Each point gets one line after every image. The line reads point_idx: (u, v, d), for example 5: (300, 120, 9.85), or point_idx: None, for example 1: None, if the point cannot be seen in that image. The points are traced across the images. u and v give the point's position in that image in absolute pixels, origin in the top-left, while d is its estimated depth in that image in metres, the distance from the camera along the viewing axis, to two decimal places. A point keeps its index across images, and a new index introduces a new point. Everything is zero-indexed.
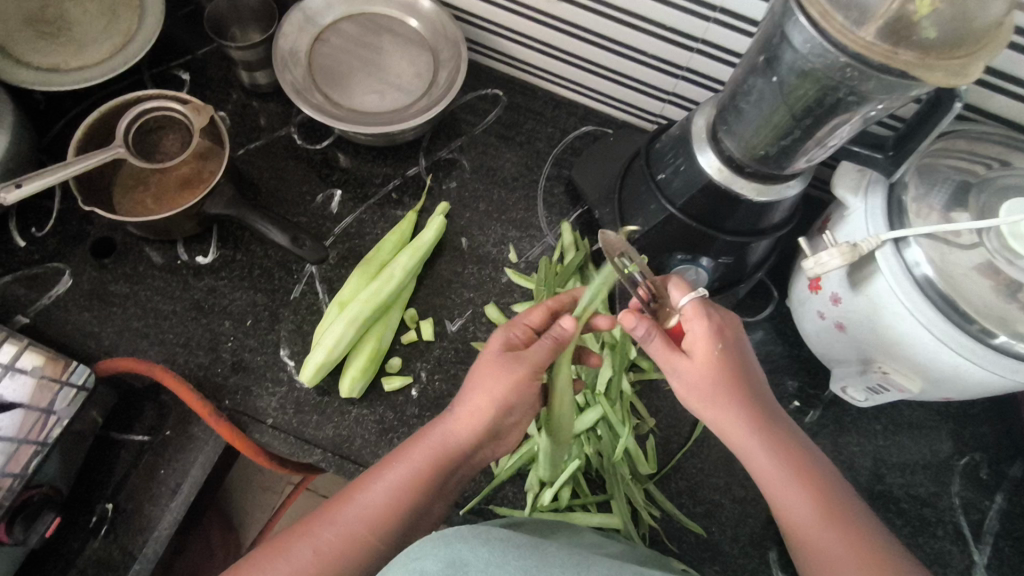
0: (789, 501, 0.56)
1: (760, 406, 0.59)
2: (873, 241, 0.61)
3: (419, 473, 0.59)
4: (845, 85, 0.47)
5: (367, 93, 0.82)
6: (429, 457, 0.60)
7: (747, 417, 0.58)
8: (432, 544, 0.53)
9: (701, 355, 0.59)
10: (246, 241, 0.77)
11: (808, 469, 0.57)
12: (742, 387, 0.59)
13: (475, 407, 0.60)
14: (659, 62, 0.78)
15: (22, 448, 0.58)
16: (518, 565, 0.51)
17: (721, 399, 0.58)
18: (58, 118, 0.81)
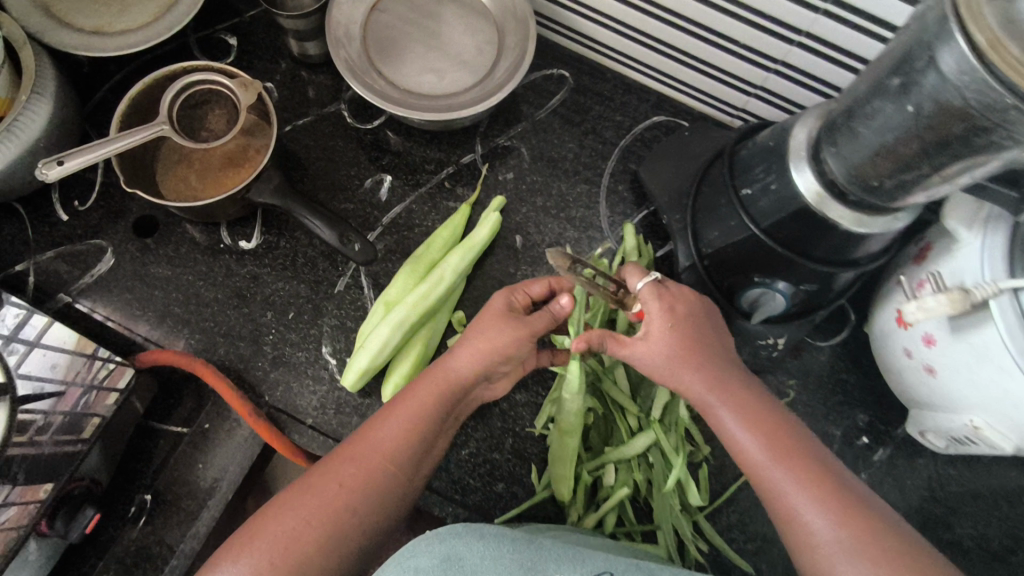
0: (767, 476, 0.50)
1: (725, 377, 0.55)
2: (988, 289, 0.53)
3: (420, 412, 0.57)
4: (1002, 127, 0.39)
5: (424, 72, 0.75)
6: (429, 393, 0.58)
7: (710, 388, 0.54)
8: (422, 542, 0.49)
9: (657, 327, 0.56)
10: (291, 228, 0.73)
11: (781, 432, 0.52)
12: (704, 358, 0.55)
13: (475, 348, 0.58)
14: (751, 53, 0.69)
15: (70, 392, 0.58)
16: (515, 559, 0.48)
17: (681, 371, 0.55)
18: (102, 83, 0.77)
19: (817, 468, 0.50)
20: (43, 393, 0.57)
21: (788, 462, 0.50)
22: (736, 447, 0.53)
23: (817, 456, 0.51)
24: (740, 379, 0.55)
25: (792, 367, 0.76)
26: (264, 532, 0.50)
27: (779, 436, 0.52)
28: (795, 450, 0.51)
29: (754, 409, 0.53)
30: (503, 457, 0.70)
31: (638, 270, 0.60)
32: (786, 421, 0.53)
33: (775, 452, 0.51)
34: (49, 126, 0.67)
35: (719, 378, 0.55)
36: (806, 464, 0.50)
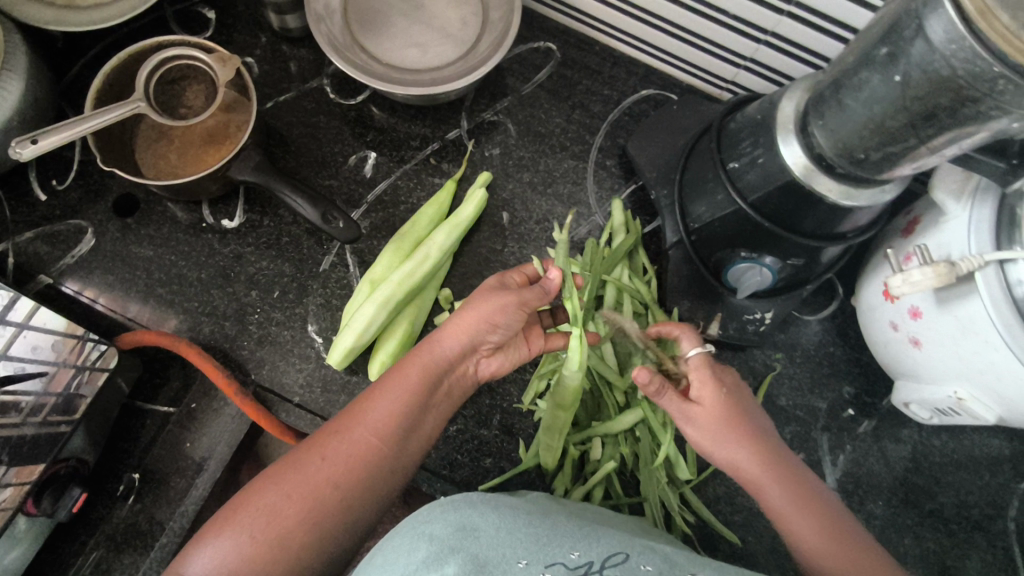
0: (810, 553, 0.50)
1: (772, 457, 0.53)
2: (974, 261, 0.53)
3: (409, 392, 0.55)
4: (991, 97, 0.38)
5: (407, 47, 0.73)
6: (415, 373, 0.56)
7: (761, 465, 0.53)
8: (439, 511, 0.50)
9: (708, 402, 0.55)
10: (274, 206, 0.72)
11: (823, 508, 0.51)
12: (749, 435, 0.54)
13: (459, 328, 0.57)
14: (740, 23, 0.68)
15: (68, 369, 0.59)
16: (527, 534, 0.49)
17: (729, 444, 0.53)
18: (77, 59, 0.75)
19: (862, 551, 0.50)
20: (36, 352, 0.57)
21: (836, 546, 0.50)
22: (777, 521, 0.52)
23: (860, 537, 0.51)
24: (785, 457, 0.54)
25: (780, 340, 0.76)
26: (240, 519, 0.48)
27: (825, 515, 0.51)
28: (841, 532, 0.51)
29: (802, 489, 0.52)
30: (491, 433, 0.70)
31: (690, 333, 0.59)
32: (829, 503, 0.53)
33: (824, 535, 0.50)
34: (23, 103, 0.66)
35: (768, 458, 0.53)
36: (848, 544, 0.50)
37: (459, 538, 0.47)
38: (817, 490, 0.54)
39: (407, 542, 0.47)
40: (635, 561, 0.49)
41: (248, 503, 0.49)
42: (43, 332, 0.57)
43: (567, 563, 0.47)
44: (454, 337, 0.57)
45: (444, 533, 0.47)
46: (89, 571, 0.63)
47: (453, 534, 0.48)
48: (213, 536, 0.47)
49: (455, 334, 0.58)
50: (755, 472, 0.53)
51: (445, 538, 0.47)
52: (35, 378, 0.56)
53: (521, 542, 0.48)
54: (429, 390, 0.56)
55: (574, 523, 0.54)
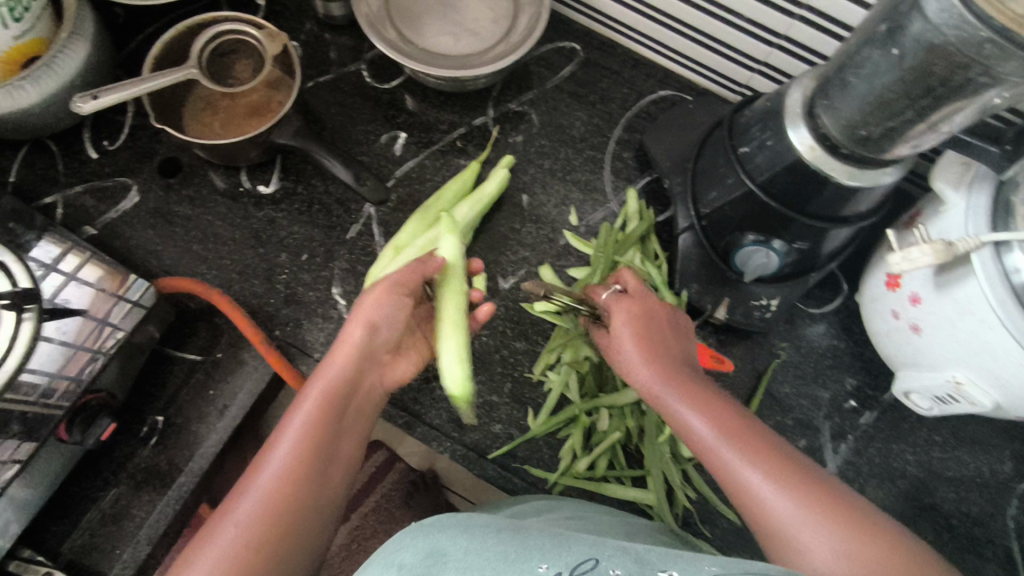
0: (717, 452, 0.50)
1: (690, 376, 0.57)
2: (971, 242, 0.56)
3: (315, 410, 0.53)
4: (979, 63, 0.42)
5: (441, 35, 0.79)
6: (319, 391, 0.54)
7: (676, 393, 0.55)
8: (409, 539, 0.47)
9: (637, 329, 0.61)
10: (308, 175, 0.77)
11: (737, 419, 0.52)
12: (661, 349, 0.59)
13: (365, 313, 0.58)
14: (753, 26, 0.73)
15: (82, 353, 0.61)
16: (500, 554, 0.45)
17: (649, 361, 0.58)
18: (136, 33, 0.81)
19: (798, 466, 0.48)
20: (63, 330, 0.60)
21: (771, 465, 0.48)
22: (693, 438, 0.52)
23: (791, 455, 0.49)
24: (708, 392, 0.55)
25: (785, 332, 0.79)
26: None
27: (754, 440, 0.50)
28: (753, 437, 0.50)
29: (726, 418, 0.52)
30: (501, 400, 0.72)
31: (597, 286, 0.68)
32: (761, 431, 0.51)
33: (742, 451, 0.49)
34: (86, 65, 0.71)
35: (692, 392, 0.54)
36: (762, 450, 0.49)
37: (426, 566, 0.44)
38: (724, 402, 0.54)
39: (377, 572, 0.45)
40: (610, 567, 0.44)
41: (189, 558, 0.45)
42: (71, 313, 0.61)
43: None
44: (358, 327, 0.57)
45: (411, 562, 0.45)
46: (109, 505, 0.66)
47: (421, 562, 0.45)
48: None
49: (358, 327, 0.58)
50: (654, 383, 0.56)
51: (413, 567, 0.45)
52: (54, 356, 0.59)
53: (490, 563, 0.44)
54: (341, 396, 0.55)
55: (551, 531, 0.49)
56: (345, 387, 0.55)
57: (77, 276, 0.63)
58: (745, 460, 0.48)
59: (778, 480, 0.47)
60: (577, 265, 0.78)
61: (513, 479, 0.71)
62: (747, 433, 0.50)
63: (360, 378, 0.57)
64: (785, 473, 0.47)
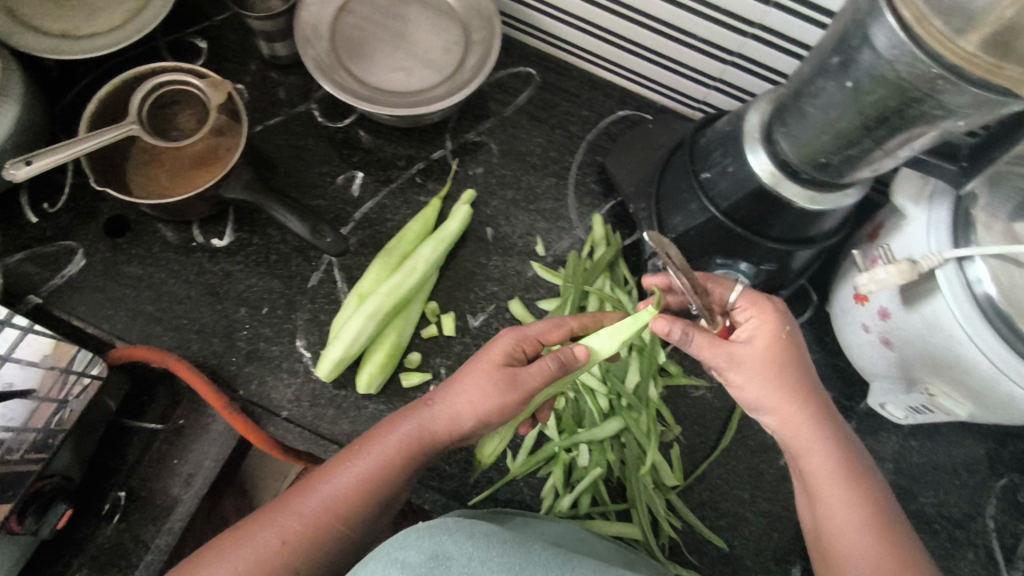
0: (831, 493, 0.53)
1: (821, 391, 0.57)
2: (934, 259, 0.56)
3: (385, 456, 0.57)
4: (932, 97, 0.41)
5: (392, 70, 0.77)
6: (400, 444, 0.58)
7: (818, 428, 0.54)
8: (413, 536, 0.50)
9: (763, 343, 0.55)
10: (263, 225, 0.74)
11: (859, 470, 0.54)
12: (803, 378, 0.56)
13: (471, 406, 0.56)
14: (709, 46, 0.72)
15: (44, 406, 0.58)
16: (503, 563, 0.49)
17: (784, 389, 0.54)
18: (70, 86, 0.77)
19: (875, 498, 0.54)
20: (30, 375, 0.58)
21: (858, 498, 0.53)
22: (813, 472, 0.54)
23: (871, 481, 0.55)
24: (829, 406, 0.56)
25: None
26: (231, 557, 0.53)
27: (851, 470, 0.54)
28: (869, 489, 0.54)
29: (840, 445, 0.55)
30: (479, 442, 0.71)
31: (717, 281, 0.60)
32: (859, 459, 0.55)
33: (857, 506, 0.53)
34: (16, 127, 0.67)
35: (821, 413, 0.55)
36: (868, 503, 0.53)
37: (431, 568, 0.47)
38: (857, 449, 0.56)
39: (380, 569, 0.48)
40: None
41: (238, 539, 0.54)
42: (25, 367, 0.57)
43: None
44: (469, 419, 0.57)
45: (416, 561, 0.48)
46: None
47: (426, 563, 0.48)
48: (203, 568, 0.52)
49: (466, 410, 0.57)
50: (784, 411, 0.55)
51: (417, 567, 0.48)
52: (18, 408, 0.57)
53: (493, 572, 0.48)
54: (412, 460, 0.58)
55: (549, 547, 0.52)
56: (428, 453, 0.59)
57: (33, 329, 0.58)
58: (828, 490, 0.53)
59: (876, 538, 0.52)
60: (547, 297, 0.76)
61: None
62: (866, 486, 0.54)
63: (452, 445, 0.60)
64: (863, 508, 0.53)
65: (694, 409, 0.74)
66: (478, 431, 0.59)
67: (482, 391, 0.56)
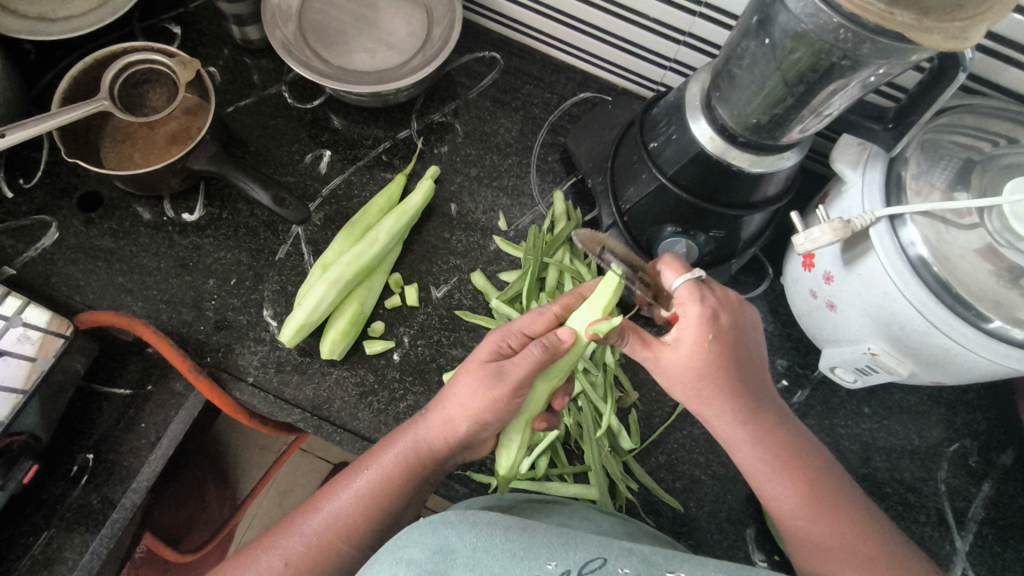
0: (764, 479, 0.57)
1: (748, 384, 0.58)
2: (866, 218, 0.59)
3: (385, 475, 0.59)
4: (839, 48, 0.44)
5: (358, 51, 0.80)
6: (398, 462, 0.60)
7: (741, 426, 0.57)
8: (417, 533, 0.51)
9: (692, 339, 0.56)
10: (232, 200, 0.77)
11: (790, 452, 0.57)
12: (733, 373, 0.57)
13: (469, 408, 0.58)
14: (660, 26, 0.75)
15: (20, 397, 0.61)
16: (504, 548, 0.49)
17: (708, 390, 0.56)
18: (48, 69, 0.80)
19: (808, 470, 0.57)
20: (15, 370, 0.61)
21: (791, 477, 0.57)
22: (747, 464, 0.58)
23: (805, 452, 0.58)
24: (756, 390, 0.58)
25: None
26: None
27: (784, 452, 0.57)
28: (802, 466, 0.57)
29: (768, 434, 0.57)
30: None
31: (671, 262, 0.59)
32: (786, 437, 0.58)
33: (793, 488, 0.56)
34: None
35: (749, 406, 0.57)
36: (802, 478, 0.57)
37: (436, 563, 0.49)
38: (786, 429, 0.59)
39: (387, 568, 0.49)
40: (612, 565, 0.50)
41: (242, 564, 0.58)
42: (10, 357, 0.61)
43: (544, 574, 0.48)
44: (466, 423, 0.58)
45: (421, 558, 0.49)
46: (39, 550, 0.65)
47: (431, 558, 0.49)
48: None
49: (459, 414, 0.58)
50: (710, 412, 0.57)
51: (422, 563, 0.49)
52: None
53: (497, 562, 0.49)
54: (411, 478, 0.60)
55: (553, 526, 0.54)
56: (430, 464, 0.60)
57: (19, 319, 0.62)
58: (764, 480, 0.57)
59: (820, 510, 0.56)
60: (508, 269, 0.78)
61: (457, 486, 0.71)
62: (798, 465, 0.57)
63: (450, 455, 0.62)
64: (798, 485, 0.57)
65: (651, 376, 0.76)
66: (473, 439, 0.61)
67: (472, 392, 0.57)
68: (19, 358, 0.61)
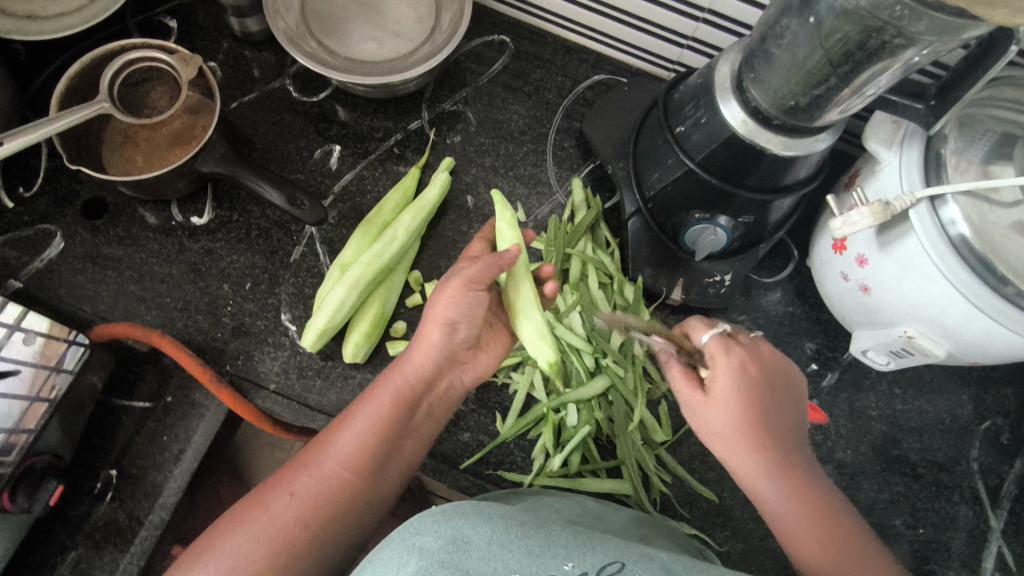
0: (792, 522, 0.53)
1: (783, 438, 0.57)
2: (907, 200, 0.57)
3: (379, 409, 0.60)
4: (892, 25, 0.42)
5: (365, 40, 0.76)
6: (386, 396, 0.60)
7: (772, 471, 0.55)
8: (430, 521, 0.49)
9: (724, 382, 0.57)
10: (242, 201, 0.74)
11: (824, 509, 0.54)
12: (766, 423, 0.56)
13: (441, 313, 0.61)
14: (679, 3, 0.72)
15: (36, 405, 0.60)
16: (521, 544, 0.48)
17: (745, 442, 0.55)
18: (41, 69, 0.77)
19: (839, 527, 0.53)
20: (21, 378, 0.60)
21: (832, 544, 0.53)
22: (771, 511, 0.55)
23: (841, 514, 0.55)
24: (793, 452, 0.57)
25: (741, 305, 0.80)
26: (245, 523, 0.53)
27: (813, 503, 0.54)
28: (834, 522, 0.53)
29: (803, 493, 0.54)
30: (467, 408, 0.71)
31: (700, 323, 0.63)
32: (819, 494, 0.55)
33: (817, 534, 0.53)
34: None
35: (780, 458, 0.55)
36: (830, 528, 0.53)
37: (449, 551, 0.47)
38: (819, 487, 0.56)
39: (397, 555, 0.47)
40: (631, 569, 0.48)
41: (249, 511, 0.54)
42: (18, 367, 0.59)
43: (561, 575, 0.47)
44: (435, 328, 0.61)
45: (434, 546, 0.47)
46: (69, 569, 0.64)
47: (443, 547, 0.47)
48: (218, 543, 0.52)
49: (437, 325, 0.62)
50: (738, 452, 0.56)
51: (435, 552, 0.47)
52: (7, 410, 0.59)
53: (512, 555, 0.47)
54: (404, 409, 0.60)
55: (570, 527, 0.53)
56: (417, 392, 0.61)
57: (22, 326, 0.60)
58: (792, 527, 0.53)
59: (846, 562, 0.52)
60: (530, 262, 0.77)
61: (489, 486, 0.70)
62: (829, 519, 0.54)
63: (435, 380, 0.63)
64: (826, 535, 0.53)
65: None
66: (453, 353, 0.64)
67: (450, 302, 0.61)
68: (26, 364, 0.60)
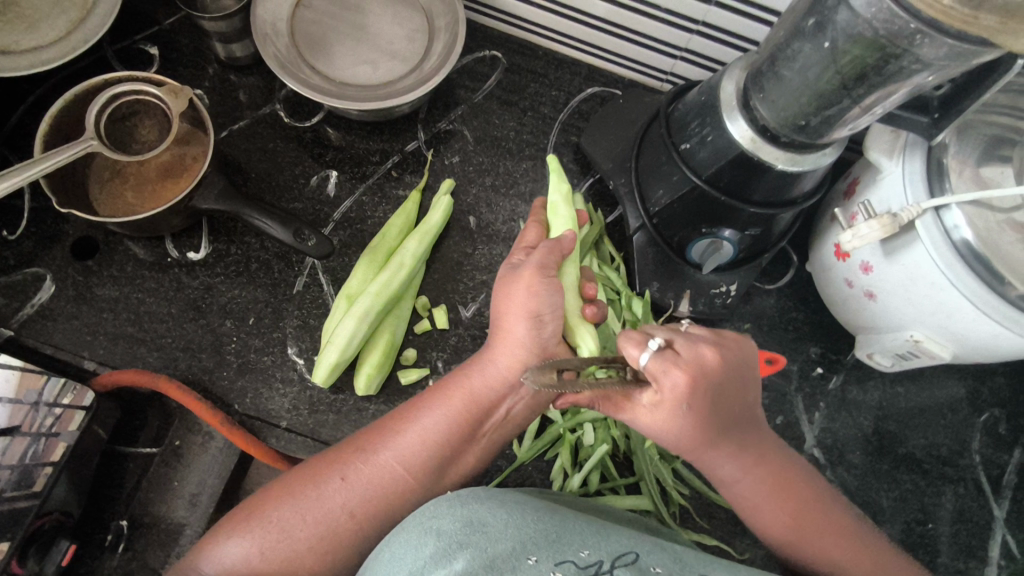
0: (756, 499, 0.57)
1: (738, 423, 0.55)
2: (913, 210, 0.58)
3: (452, 411, 0.59)
4: (908, 50, 0.43)
5: (357, 64, 0.75)
6: (461, 398, 0.59)
7: (731, 458, 0.56)
8: (444, 505, 0.50)
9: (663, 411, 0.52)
10: (240, 233, 0.72)
11: (785, 475, 0.57)
12: (721, 418, 0.54)
13: (524, 305, 0.59)
14: (674, 16, 0.72)
15: (18, 440, 0.56)
16: (536, 529, 0.49)
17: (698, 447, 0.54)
18: (16, 105, 0.74)
19: (798, 491, 0.57)
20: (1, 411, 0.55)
21: (789, 502, 0.57)
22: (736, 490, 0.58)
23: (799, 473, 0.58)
24: (750, 426, 0.57)
25: (745, 312, 0.81)
26: (293, 505, 0.54)
27: (776, 477, 0.57)
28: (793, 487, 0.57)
29: (764, 467, 0.57)
30: None
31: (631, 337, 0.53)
32: (779, 462, 0.58)
33: (775, 505, 0.57)
34: None
35: (736, 447, 0.56)
36: (793, 495, 0.57)
37: (467, 534, 0.47)
38: (777, 454, 0.58)
39: (414, 537, 0.48)
40: (645, 562, 0.48)
41: (299, 490, 0.55)
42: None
43: (577, 561, 0.47)
44: (520, 321, 0.59)
45: (452, 530, 0.47)
46: None
47: (460, 531, 0.48)
48: (270, 519, 0.54)
49: (515, 318, 0.60)
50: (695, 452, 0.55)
51: (452, 535, 0.47)
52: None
53: (529, 539, 0.48)
54: (476, 414, 0.59)
55: (584, 517, 0.53)
56: (490, 397, 0.60)
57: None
58: (756, 503, 0.57)
59: (807, 523, 0.57)
60: None
61: None
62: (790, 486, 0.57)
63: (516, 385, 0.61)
64: (790, 506, 0.57)
65: None
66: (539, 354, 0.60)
67: (531, 295, 0.59)
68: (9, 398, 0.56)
